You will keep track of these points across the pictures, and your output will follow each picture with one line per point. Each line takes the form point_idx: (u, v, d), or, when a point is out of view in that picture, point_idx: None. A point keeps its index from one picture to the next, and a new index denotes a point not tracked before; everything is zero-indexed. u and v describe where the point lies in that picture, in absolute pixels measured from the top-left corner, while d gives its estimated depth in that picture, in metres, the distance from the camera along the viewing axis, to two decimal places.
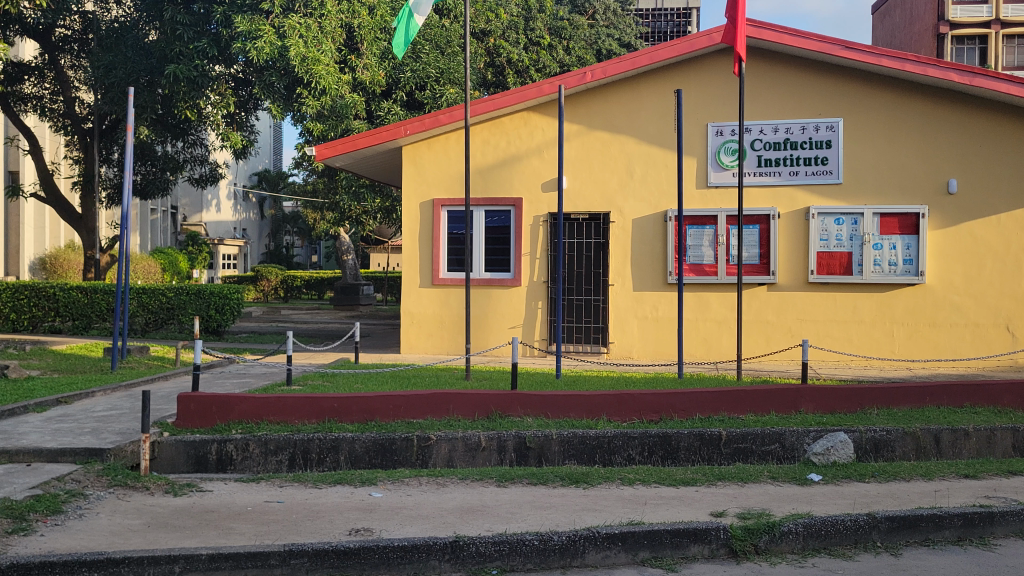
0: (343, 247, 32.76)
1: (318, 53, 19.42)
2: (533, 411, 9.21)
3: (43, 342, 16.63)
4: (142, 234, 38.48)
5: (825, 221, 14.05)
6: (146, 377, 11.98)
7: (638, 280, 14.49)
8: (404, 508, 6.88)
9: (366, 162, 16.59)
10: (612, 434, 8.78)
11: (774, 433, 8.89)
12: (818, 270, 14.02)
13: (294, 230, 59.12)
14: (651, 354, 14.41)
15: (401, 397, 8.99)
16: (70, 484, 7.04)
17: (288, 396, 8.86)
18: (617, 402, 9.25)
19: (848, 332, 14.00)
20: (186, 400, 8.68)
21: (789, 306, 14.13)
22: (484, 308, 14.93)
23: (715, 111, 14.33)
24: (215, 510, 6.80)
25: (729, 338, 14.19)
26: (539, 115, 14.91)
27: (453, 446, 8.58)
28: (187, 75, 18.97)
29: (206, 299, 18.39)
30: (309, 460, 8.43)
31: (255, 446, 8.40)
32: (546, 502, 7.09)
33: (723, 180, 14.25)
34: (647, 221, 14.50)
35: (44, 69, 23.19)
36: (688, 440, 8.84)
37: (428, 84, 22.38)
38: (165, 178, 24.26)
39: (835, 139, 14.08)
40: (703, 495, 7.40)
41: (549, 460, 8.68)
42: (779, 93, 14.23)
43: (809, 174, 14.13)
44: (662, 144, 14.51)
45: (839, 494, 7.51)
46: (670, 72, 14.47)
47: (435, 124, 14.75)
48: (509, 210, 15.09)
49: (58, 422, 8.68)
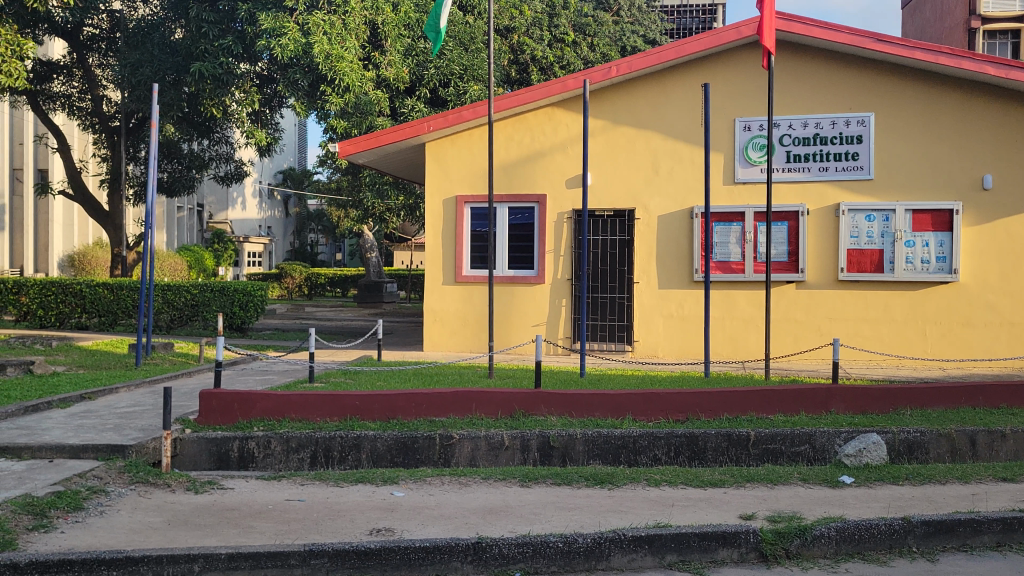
0: (367, 244, 32.61)
1: (342, 51, 19.32)
2: (557, 410, 9.06)
3: (70, 338, 16.75)
4: (169, 231, 38.81)
5: (855, 218, 13.77)
6: (170, 374, 11.97)
7: (663, 278, 14.31)
8: (426, 507, 6.78)
9: (390, 159, 16.52)
10: (637, 434, 8.62)
11: (804, 434, 8.69)
12: (848, 268, 13.76)
13: (319, 228, 59.30)
14: (677, 353, 14.21)
15: (424, 395, 8.88)
16: (91, 480, 7.01)
17: (310, 394, 8.78)
18: (644, 401, 9.08)
19: (878, 331, 13.72)
20: (208, 396, 8.62)
21: (818, 304, 13.87)
22: (508, 305, 14.81)
23: (743, 106, 14.09)
24: (236, 508, 6.74)
25: (757, 337, 13.95)
26: (564, 111, 14.76)
27: (476, 444, 8.47)
28: (212, 73, 19.04)
29: (231, 295, 18.51)
30: (331, 458, 8.35)
31: (277, 444, 8.34)
32: (571, 503, 6.95)
33: (750, 176, 14.02)
34: (673, 218, 14.31)
35: (72, 68, 23.41)
36: (715, 441, 8.66)
37: (452, 81, 22.28)
38: (190, 176, 24.38)
39: (866, 134, 13.79)
40: (731, 497, 7.23)
41: (574, 460, 8.54)
42: (808, 87, 13.97)
43: (840, 169, 13.86)
44: (688, 140, 14.29)
45: (873, 497, 7.31)
46: (696, 66, 14.25)
47: (459, 120, 14.65)
48: (533, 207, 14.95)
49: (81, 418, 8.68)
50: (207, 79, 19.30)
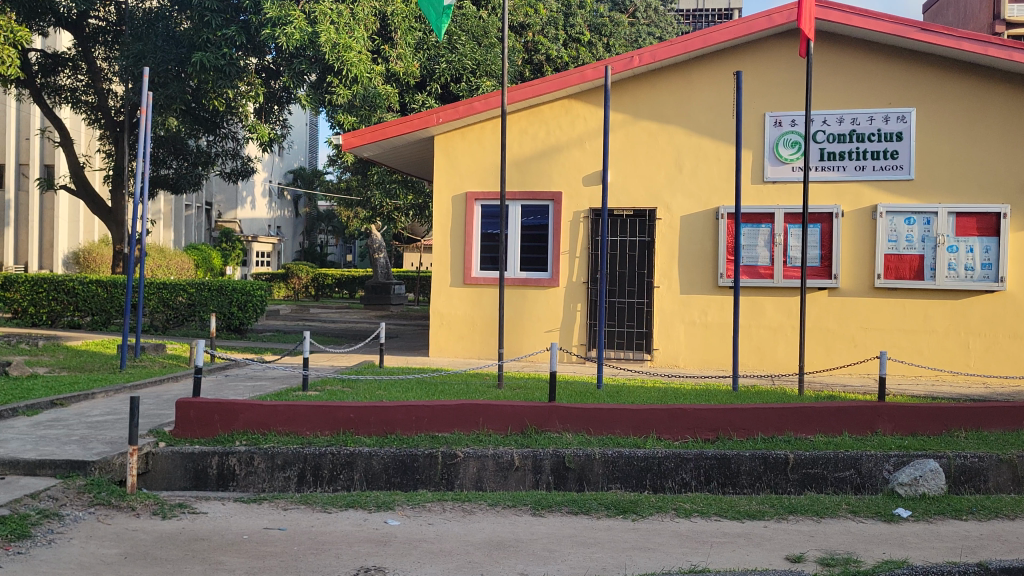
0: (375, 244, 31.82)
1: (350, 40, 18.49)
2: (573, 425, 8.15)
3: (59, 338, 15.92)
4: (176, 230, 37.96)
5: (894, 221, 12.83)
6: (156, 379, 11.13)
7: (686, 282, 13.40)
8: (423, 541, 5.89)
9: (397, 153, 15.65)
10: (663, 455, 7.72)
11: (849, 458, 7.77)
12: (885, 274, 12.83)
13: (328, 230, 58.58)
14: (700, 363, 13.31)
15: (425, 407, 7.97)
16: (44, 502, 6.15)
17: (299, 404, 7.89)
18: (670, 418, 8.17)
19: (918, 342, 12.76)
20: (185, 406, 7.75)
21: (852, 313, 12.95)
22: (520, 309, 13.94)
23: (774, 100, 13.17)
24: (205, 538, 5.86)
25: (786, 348, 13.03)
26: (582, 103, 13.87)
27: (483, 464, 7.59)
28: (215, 64, 18.27)
29: (229, 295, 17.69)
30: (321, 477, 7.49)
31: (260, 460, 7.48)
32: (591, 538, 6.05)
33: (781, 175, 13.10)
34: (697, 219, 13.39)
35: (78, 61, 22.70)
36: (749, 464, 7.75)
37: (464, 77, 21.51)
38: (196, 173, 23.57)
39: (906, 131, 12.84)
40: (774, 533, 6.33)
41: (591, 483, 7.64)
42: (844, 80, 13.05)
43: (877, 169, 12.92)
44: (714, 135, 13.38)
45: (936, 536, 6.37)
46: (724, 56, 13.35)
47: (470, 112, 13.81)
48: (547, 205, 14.06)
49: (46, 428, 7.83)
50: (209, 70, 18.49)
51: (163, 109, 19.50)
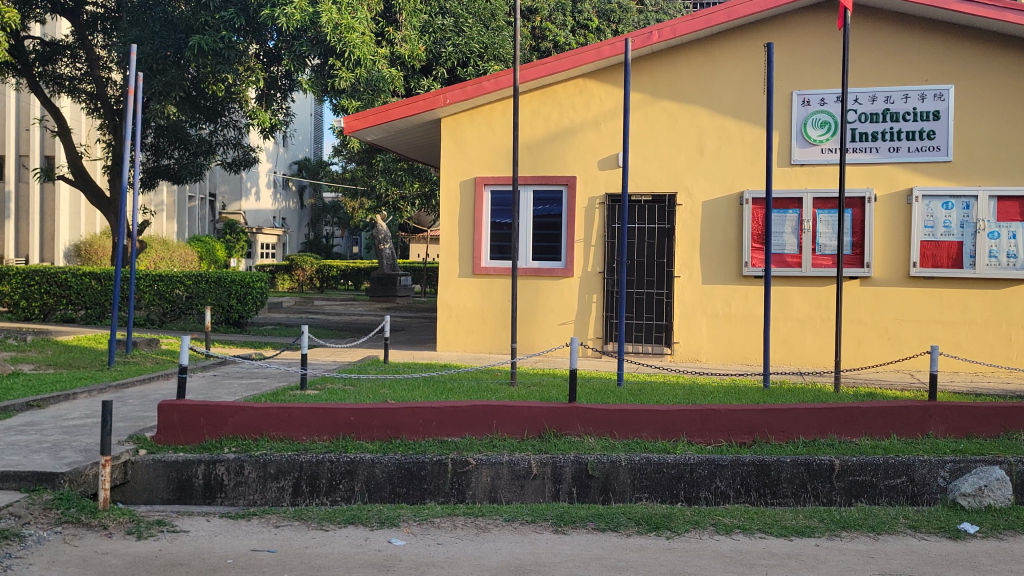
0: (380, 235, 31.07)
1: (353, 21, 17.73)
2: (595, 429, 7.38)
3: (49, 333, 15.22)
4: (180, 221, 37.14)
5: (931, 206, 12.03)
6: (145, 376, 10.44)
7: (708, 272, 12.65)
8: (433, 565, 5.17)
9: (403, 137, 14.87)
10: (695, 462, 6.99)
11: (900, 464, 7.03)
12: (921, 263, 12.04)
13: (334, 221, 57.86)
14: (723, 358, 12.56)
15: (434, 410, 7.23)
16: (4, 521, 5.46)
17: (295, 407, 7.16)
18: (701, 420, 7.41)
19: (957, 335, 11.97)
20: (167, 410, 7.03)
21: (885, 304, 12.18)
22: (532, 301, 13.20)
23: (802, 77, 12.38)
24: (184, 563, 5.14)
25: (816, 342, 12.27)
26: (597, 83, 13.10)
27: (497, 472, 6.87)
28: (213, 47, 17.33)
29: (227, 287, 16.91)
30: (318, 488, 6.78)
31: (251, 469, 6.77)
32: (621, 560, 5.31)
33: (809, 157, 12.32)
34: (720, 205, 12.62)
35: (76, 49, 21.88)
36: (790, 471, 7.01)
37: (471, 61, 20.74)
38: (197, 163, 22.75)
39: (944, 109, 12.03)
40: (828, 554, 5.57)
41: (616, 493, 6.92)
42: (877, 56, 12.25)
43: (913, 150, 12.11)
44: (738, 115, 12.61)
45: (1012, 557, 5.60)
46: (748, 31, 12.56)
47: (478, 92, 13.03)
48: (561, 191, 13.30)
49: (17, 434, 7.12)
50: (207, 53, 17.53)
51: (161, 96, 18.41)
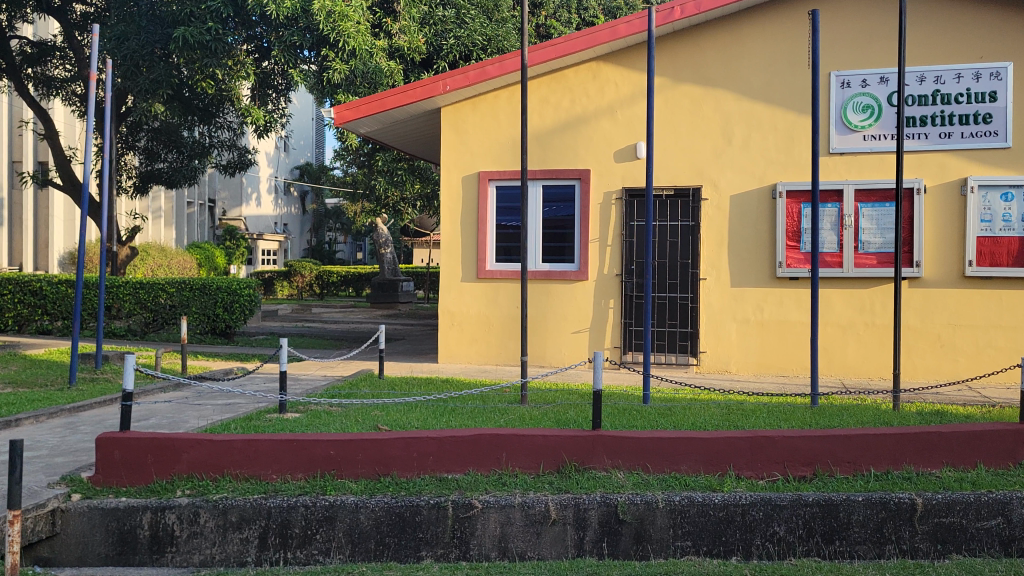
0: (380, 238, 30.20)
1: (347, 9, 16.50)
2: (624, 462, 6.13)
3: (18, 346, 13.99)
4: (177, 227, 35.87)
5: (988, 197, 10.79)
6: (110, 396, 9.29)
7: (738, 274, 11.41)
8: None
9: (403, 129, 13.62)
10: (747, 502, 5.76)
11: (996, 503, 5.76)
12: (979, 261, 10.78)
13: (337, 227, 56.51)
14: (755, 368, 11.33)
15: (430, 440, 5.98)
16: None
17: (263, 439, 5.93)
18: (752, 449, 6.13)
19: (1018, 341, 10.71)
20: (107, 446, 5.81)
21: (937, 307, 10.93)
22: (542, 307, 11.98)
23: (841, 56, 11.16)
24: None
25: (859, 350, 11.01)
26: (612, 66, 11.90)
27: (507, 518, 5.65)
28: (199, 39, 15.85)
29: (213, 294, 15.68)
30: (290, 540, 5.59)
31: (208, 516, 5.59)
32: None
33: (849, 145, 11.10)
34: (749, 199, 11.39)
35: (66, 50, 20.22)
36: (862, 512, 5.77)
37: (474, 54, 19.50)
38: (192, 166, 21.25)
39: (1001, 89, 10.78)
40: None
41: (649, 539, 5.71)
42: (924, 32, 11.02)
43: (967, 135, 10.86)
44: (768, 99, 11.40)
45: None
46: (780, 7, 11.36)
47: (482, 77, 11.80)
48: (574, 185, 12.05)
49: None
50: (194, 47, 16.14)
51: (149, 95, 16.97)
